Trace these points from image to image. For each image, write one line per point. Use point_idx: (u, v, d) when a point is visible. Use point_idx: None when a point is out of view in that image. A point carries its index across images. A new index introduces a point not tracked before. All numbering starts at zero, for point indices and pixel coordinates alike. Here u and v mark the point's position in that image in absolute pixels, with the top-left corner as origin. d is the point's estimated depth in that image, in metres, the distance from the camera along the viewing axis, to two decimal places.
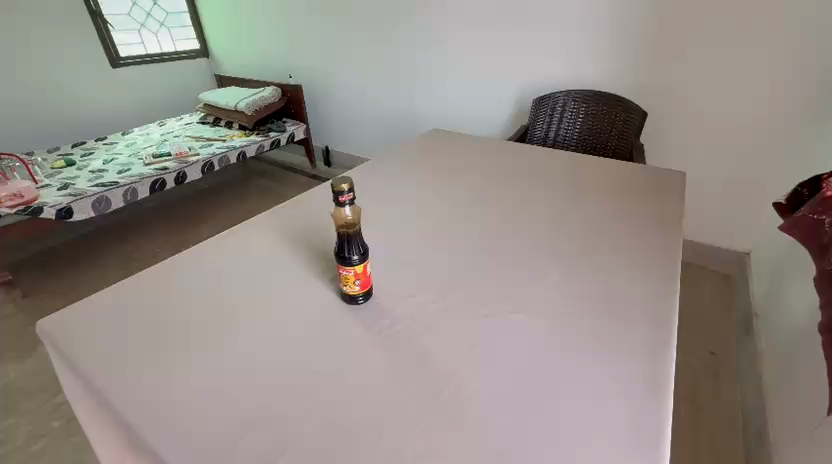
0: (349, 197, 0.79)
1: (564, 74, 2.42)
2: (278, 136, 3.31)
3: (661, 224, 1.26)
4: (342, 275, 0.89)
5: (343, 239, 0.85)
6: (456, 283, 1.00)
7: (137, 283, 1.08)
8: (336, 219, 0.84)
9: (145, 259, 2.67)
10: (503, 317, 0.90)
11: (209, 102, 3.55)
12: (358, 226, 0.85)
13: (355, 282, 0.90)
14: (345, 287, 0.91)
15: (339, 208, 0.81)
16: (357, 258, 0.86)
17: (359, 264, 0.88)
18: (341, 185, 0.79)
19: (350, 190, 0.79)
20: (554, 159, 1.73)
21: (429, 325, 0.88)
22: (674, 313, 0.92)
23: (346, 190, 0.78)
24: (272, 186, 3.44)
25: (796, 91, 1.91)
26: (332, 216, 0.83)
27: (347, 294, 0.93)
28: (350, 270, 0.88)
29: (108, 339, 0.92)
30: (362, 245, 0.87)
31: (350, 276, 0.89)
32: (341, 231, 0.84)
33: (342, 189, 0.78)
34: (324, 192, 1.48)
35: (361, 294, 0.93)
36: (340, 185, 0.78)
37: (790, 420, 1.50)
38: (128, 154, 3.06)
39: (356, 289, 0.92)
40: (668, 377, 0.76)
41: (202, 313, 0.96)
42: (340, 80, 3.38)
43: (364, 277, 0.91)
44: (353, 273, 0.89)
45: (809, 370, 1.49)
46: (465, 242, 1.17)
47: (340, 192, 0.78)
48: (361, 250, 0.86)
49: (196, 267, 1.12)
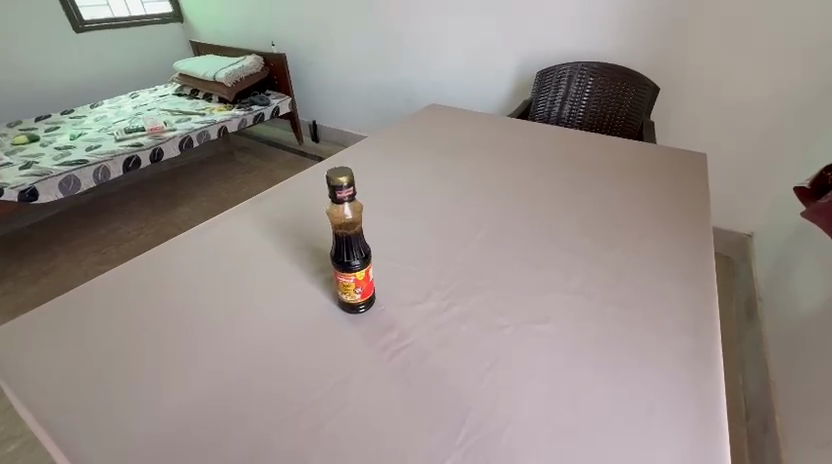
0: (350, 192, 0.66)
1: (571, 43, 2.21)
2: (261, 109, 3.07)
3: (687, 213, 1.14)
4: (341, 282, 0.77)
5: (342, 242, 0.72)
6: (469, 286, 0.88)
7: (103, 286, 0.93)
8: (333, 218, 0.71)
9: (121, 243, 2.49)
10: (526, 327, 0.79)
11: (185, 72, 3.27)
12: (360, 225, 0.72)
13: (356, 290, 0.77)
14: (345, 295, 0.79)
15: (338, 206, 0.68)
16: (358, 264, 0.73)
17: (360, 271, 0.75)
18: (339, 179, 0.65)
19: (350, 185, 0.66)
20: (564, 138, 1.58)
21: (443, 338, 0.77)
22: (715, 319, 0.82)
23: (346, 185, 0.65)
24: (256, 164, 3.23)
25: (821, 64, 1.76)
26: (328, 215, 0.70)
27: (346, 303, 0.81)
28: (350, 276, 0.75)
29: (69, 357, 0.78)
30: (364, 248, 0.74)
31: (351, 284, 0.77)
32: (339, 232, 0.71)
33: (342, 182, 0.65)
34: (312, 176, 1.32)
35: (362, 302, 0.80)
36: (338, 178, 0.65)
37: (800, 412, 1.45)
38: (97, 129, 2.81)
39: (357, 298, 0.79)
40: (720, 398, 0.67)
41: (179, 323, 0.83)
42: (327, 48, 3.10)
43: (367, 284, 0.78)
44: (353, 280, 0.76)
45: (820, 362, 1.43)
46: (475, 236, 1.04)
47: (339, 187, 0.65)
48: (364, 253, 0.74)
49: (170, 265, 0.98)
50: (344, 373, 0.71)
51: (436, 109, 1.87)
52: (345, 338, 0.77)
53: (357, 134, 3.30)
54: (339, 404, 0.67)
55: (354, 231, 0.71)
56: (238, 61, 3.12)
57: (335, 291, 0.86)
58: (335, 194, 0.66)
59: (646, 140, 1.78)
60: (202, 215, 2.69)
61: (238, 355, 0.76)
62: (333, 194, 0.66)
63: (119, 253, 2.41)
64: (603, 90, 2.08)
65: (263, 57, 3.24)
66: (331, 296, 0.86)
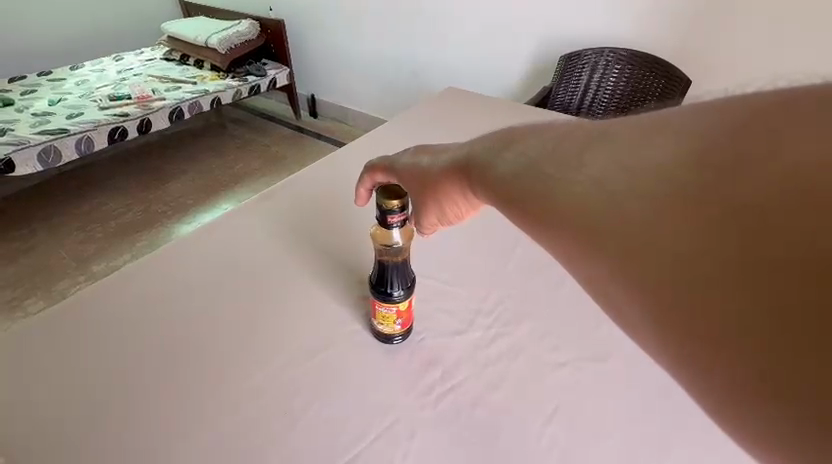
0: (402, 217, 0.59)
1: (605, 17, 1.95)
2: (257, 80, 2.84)
3: None
4: (380, 313, 0.69)
5: (386, 268, 0.64)
6: (515, 312, 0.78)
7: (98, 295, 0.81)
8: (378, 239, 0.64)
9: (107, 221, 2.31)
10: (584, 366, 0.70)
11: (175, 36, 3.01)
12: (408, 251, 0.65)
13: (396, 321, 0.69)
14: (382, 327, 0.71)
15: (386, 229, 0.61)
16: (400, 295, 0.66)
17: (402, 302, 0.67)
18: (391, 202, 0.58)
19: (402, 210, 0.58)
20: None
21: (494, 381, 0.68)
22: None
23: (398, 211, 0.58)
24: (251, 139, 3.02)
25: None
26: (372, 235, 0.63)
27: (381, 332, 0.71)
28: (391, 308, 0.67)
29: (67, 386, 0.68)
30: (409, 277, 0.66)
31: (391, 315, 0.68)
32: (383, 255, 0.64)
33: (393, 206, 0.58)
34: (320, 171, 1.16)
35: (399, 334, 0.72)
36: (389, 201, 0.58)
37: None
38: (79, 95, 2.58)
39: (395, 330, 0.71)
40: None
41: (191, 347, 0.73)
42: (329, 14, 2.83)
43: (407, 315, 0.70)
44: (395, 312, 0.68)
45: None
46: (515, 249, 0.92)
47: (390, 211, 0.58)
48: (410, 281, 0.66)
49: (174, 272, 0.86)
50: (385, 420, 0.63)
51: (455, 92, 1.70)
52: (384, 368, 0.69)
53: (359, 112, 3.05)
54: (385, 459, 0.60)
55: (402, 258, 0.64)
56: (233, 27, 2.87)
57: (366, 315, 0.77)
58: (385, 218, 0.59)
59: None
60: (194, 192, 2.52)
61: (264, 394, 0.66)
62: (383, 218, 0.59)
63: (105, 233, 2.24)
64: (629, 80, 1.88)
65: (259, 23, 2.98)
66: (363, 320, 0.77)
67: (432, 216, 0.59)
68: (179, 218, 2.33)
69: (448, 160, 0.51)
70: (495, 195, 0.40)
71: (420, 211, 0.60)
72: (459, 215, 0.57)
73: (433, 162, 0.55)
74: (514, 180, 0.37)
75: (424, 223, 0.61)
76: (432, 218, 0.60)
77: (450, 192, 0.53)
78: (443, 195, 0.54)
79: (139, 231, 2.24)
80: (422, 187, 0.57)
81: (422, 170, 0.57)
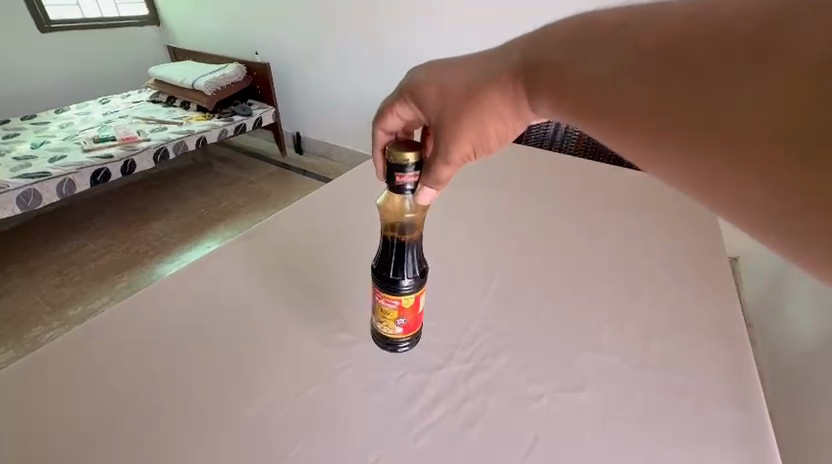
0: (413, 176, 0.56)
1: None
2: (243, 120, 2.91)
3: (704, 255, 1.07)
4: (381, 309, 0.66)
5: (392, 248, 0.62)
6: (494, 345, 0.80)
7: (73, 340, 0.80)
8: (387, 220, 0.63)
9: (86, 263, 2.27)
10: (560, 396, 0.72)
11: (162, 79, 3.09)
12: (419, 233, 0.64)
13: (398, 319, 0.66)
14: (382, 328, 0.69)
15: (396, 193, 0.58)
16: (408, 284, 0.62)
17: (408, 295, 0.63)
18: (406, 155, 0.54)
19: (416, 168, 0.55)
20: (569, 166, 1.47)
21: (474, 415, 0.69)
22: (758, 384, 0.76)
23: (411, 168, 0.55)
24: (237, 176, 3.06)
25: None
26: (383, 203, 0.62)
27: (389, 332, 0.69)
28: (394, 302, 0.63)
29: (40, 434, 0.66)
30: (418, 264, 0.63)
31: (393, 311, 0.65)
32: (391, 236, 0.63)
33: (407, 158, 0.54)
34: (302, 209, 1.19)
35: (406, 336, 0.70)
36: (402, 154, 0.54)
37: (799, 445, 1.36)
38: (63, 137, 2.60)
39: (397, 332, 0.69)
40: None
41: (175, 386, 0.73)
42: (313, 58, 2.95)
43: (412, 314, 0.66)
44: (398, 307, 0.64)
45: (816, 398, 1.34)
46: (493, 281, 0.94)
47: (403, 166, 0.55)
48: (419, 270, 0.64)
49: (155, 315, 0.85)
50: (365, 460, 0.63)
51: None
52: (365, 406, 0.70)
53: (343, 148, 3.14)
54: None
55: (409, 239, 0.62)
56: (219, 70, 2.96)
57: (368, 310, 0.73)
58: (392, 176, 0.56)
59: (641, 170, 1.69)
60: (178, 231, 2.51)
61: (243, 436, 0.66)
62: (391, 175, 0.56)
63: (83, 275, 2.19)
64: None
65: (245, 66, 3.09)
66: (346, 357, 0.77)
67: (470, 141, 0.57)
68: (162, 258, 2.31)
69: (488, 71, 0.55)
70: (555, 97, 0.51)
71: (456, 142, 0.56)
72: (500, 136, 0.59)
73: (457, 76, 0.57)
74: (580, 89, 0.46)
75: (452, 157, 0.56)
76: (467, 146, 0.57)
77: (494, 107, 0.56)
78: (486, 112, 0.56)
79: (119, 272, 2.21)
80: (452, 115, 0.56)
81: (446, 92, 0.57)
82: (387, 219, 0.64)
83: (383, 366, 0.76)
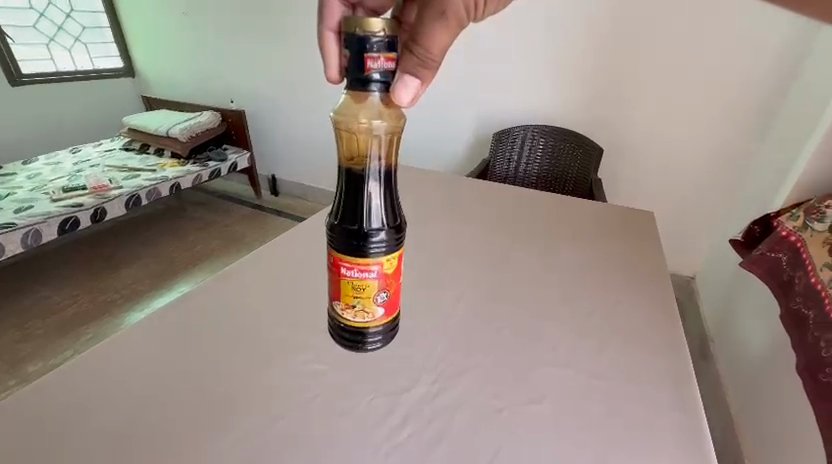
0: (387, 59, 0.47)
1: (528, 99, 2.28)
2: (218, 165, 2.97)
3: (649, 273, 1.18)
4: (354, 283, 0.56)
5: (364, 190, 0.55)
6: (459, 366, 0.86)
7: (45, 390, 0.81)
8: (359, 145, 0.55)
9: (50, 315, 2.19)
10: (519, 408, 0.78)
11: (136, 127, 3.13)
12: (394, 159, 0.57)
13: (378, 295, 0.57)
14: (357, 313, 0.58)
15: (362, 93, 0.49)
16: (386, 243, 0.55)
17: (387, 261, 0.55)
18: (369, 26, 0.45)
19: (386, 49, 0.47)
20: (527, 198, 1.57)
21: (439, 434, 0.73)
22: (696, 387, 0.84)
23: (379, 47, 0.46)
24: (211, 219, 3.07)
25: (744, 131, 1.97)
26: (342, 118, 0.53)
27: (365, 318, 0.59)
28: (372, 272, 0.55)
29: None
30: (391, 214, 0.56)
31: (372, 284, 0.56)
32: (362, 164, 0.55)
33: (376, 34, 0.46)
34: (276, 247, 1.23)
35: (382, 321, 0.60)
36: (368, 22, 0.45)
37: (760, 451, 1.42)
38: (30, 188, 2.57)
39: (376, 316, 0.59)
40: None
41: (148, 427, 0.74)
42: (287, 103, 3.06)
43: (391, 288, 0.58)
44: (376, 279, 0.55)
45: (767, 402, 1.43)
46: (457, 306, 1.01)
47: (370, 41, 0.45)
48: (397, 221, 0.57)
49: (127, 357, 0.87)
50: None
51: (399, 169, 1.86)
52: (336, 431, 0.73)
53: (318, 188, 3.23)
54: None
55: (386, 166, 0.56)
56: (194, 117, 3.04)
57: (328, 298, 0.62)
58: (360, 62, 0.46)
59: (596, 198, 1.82)
60: (149, 277, 2.48)
61: None
62: (358, 61, 0.46)
63: (45, 328, 2.11)
64: (553, 151, 2.13)
65: (220, 113, 3.18)
66: (317, 386, 0.81)
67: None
68: (132, 306, 2.26)
69: None
70: None
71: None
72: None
73: None
74: None
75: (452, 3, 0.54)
76: None
77: None
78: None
79: (85, 324, 2.14)
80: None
81: None
82: (356, 143, 0.55)
83: (354, 393, 0.80)
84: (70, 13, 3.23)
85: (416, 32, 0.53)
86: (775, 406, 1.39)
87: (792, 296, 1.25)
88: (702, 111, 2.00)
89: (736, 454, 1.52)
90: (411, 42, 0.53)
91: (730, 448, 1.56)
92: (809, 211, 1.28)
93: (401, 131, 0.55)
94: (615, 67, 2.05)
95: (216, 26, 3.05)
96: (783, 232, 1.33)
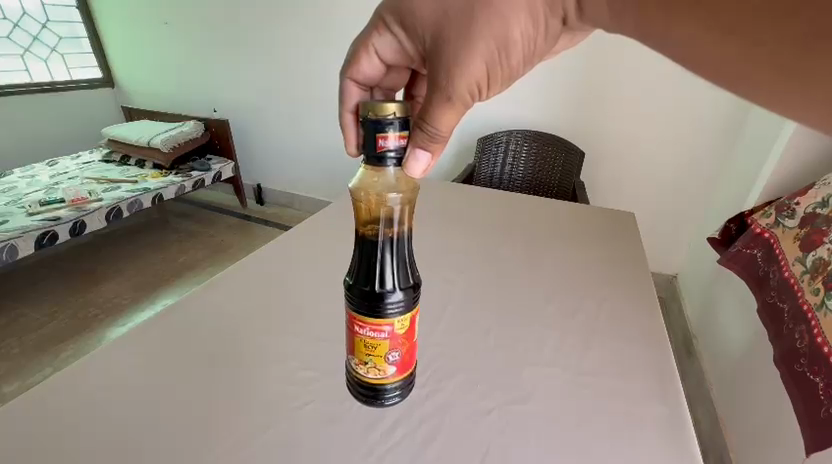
0: (400, 138, 0.48)
1: (511, 102, 2.31)
2: (201, 175, 2.92)
3: (628, 271, 1.21)
4: (366, 342, 0.56)
5: (378, 255, 0.56)
6: (448, 368, 0.86)
7: (25, 409, 0.78)
8: (370, 213, 0.56)
9: (26, 332, 2.12)
10: (508, 406, 0.79)
11: (116, 138, 3.08)
12: (407, 224, 0.57)
13: (391, 354, 0.57)
14: (371, 369, 0.59)
15: (378, 167, 0.50)
16: (401, 303, 0.55)
17: (401, 320, 0.55)
18: (386, 109, 0.46)
19: (403, 129, 0.48)
20: (512, 202, 1.60)
21: (429, 436, 0.74)
22: (677, 381, 0.86)
23: (396, 129, 0.47)
24: (194, 231, 3.02)
25: (717, 136, 2.03)
26: (355, 191, 0.55)
27: (378, 377, 0.60)
28: (384, 331, 0.55)
29: None
30: (405, 274, 0.57)
31: (384, 343, 0.56)
32: (376, 231, 0.56)
33: (389, 117, 0.47)
34: (263, 256, 1.22)
35: (396, 377, 0.60)
36: (384, 107, 0.46)
37: (744, 442, 1.45)
38: (5, 202, 2.49)
39: (389, 373, 0.59)
40: (689, 455, 0.72)
41: (134, 440, 0.73)
42: (272, 113, 3.03)
43: (406, 347, 0.57)
44: (388, 338, 0.55)
45: (749, 394, 1.47)
46: (446, 309, 1.02)
47: (385, 124, 0.46)
48: (411, 282, 0.57)
49: (111, 372, 0.85)
50: None
51: None
52: (325, 437, 0.73)
53: (304, 197, 3.21)
54: None
55: (396, 234, 0.56)
56: (177, 128, 2.99)
57: (347, 352, 0.63)
58: (375, 140, 0.47)
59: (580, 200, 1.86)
60: (132, 290, 2.42)
61: None
62: (372, 142, 0.47)
63: (21, 346, 2.04)
64: (537, 156, 2.16)
65: (203, 123, 3.14)
66: (306, 394, 0.80)
67: (481, 66, 0.54)
68: (114, 320, 2.20)
69: None
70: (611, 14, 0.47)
71: (466, 67, 0.53)
72: (520, 58, 0.54)
73: None
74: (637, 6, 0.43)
75: (457, 90, 0.54)
76: (480, 68, 0.53)
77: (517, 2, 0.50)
78: (502, 21, 0.51)
79: (65, 340, 2.08)
80: (460, 26, 0.52)
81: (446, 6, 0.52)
82: (370, 212, 0.56)
83: (342, 399, 0.80)
84: (47, 23, 3.16)
85: (423, 112, 0.55)
86: (755, 397, 1.43)
87: (768, 290, 1.30)
88: (679, 115, 2.04)
89: (723, 446, 1.54)
90: (421, 118, 0.55)
91: (717, 440, 1.58)
92: (781, 209, 1.33)
93: (413, 197, 0.56)
94: (596, 76, 2.10)
95: (198, 36, 3.02)
96: (756, 228, 1.38)
